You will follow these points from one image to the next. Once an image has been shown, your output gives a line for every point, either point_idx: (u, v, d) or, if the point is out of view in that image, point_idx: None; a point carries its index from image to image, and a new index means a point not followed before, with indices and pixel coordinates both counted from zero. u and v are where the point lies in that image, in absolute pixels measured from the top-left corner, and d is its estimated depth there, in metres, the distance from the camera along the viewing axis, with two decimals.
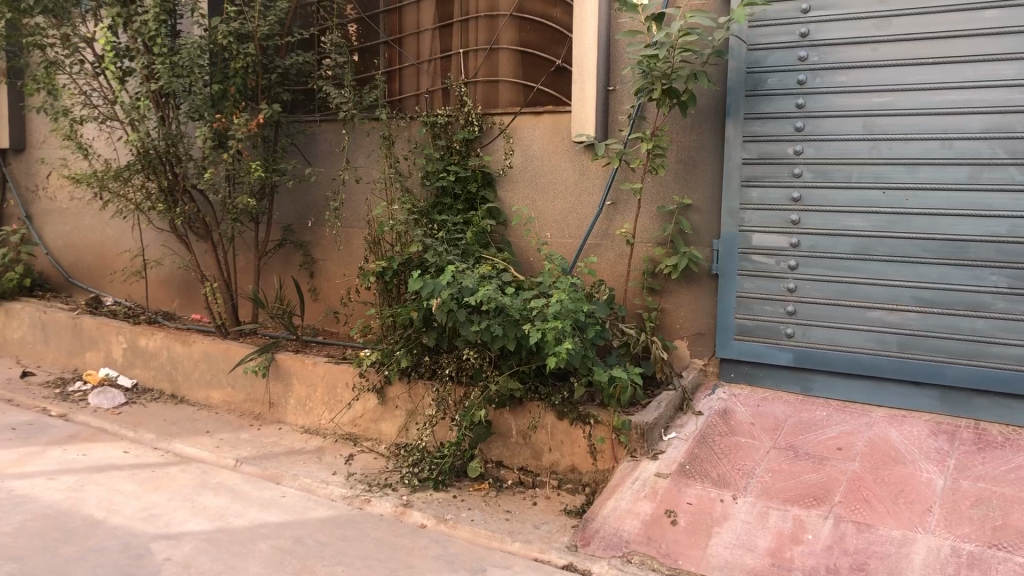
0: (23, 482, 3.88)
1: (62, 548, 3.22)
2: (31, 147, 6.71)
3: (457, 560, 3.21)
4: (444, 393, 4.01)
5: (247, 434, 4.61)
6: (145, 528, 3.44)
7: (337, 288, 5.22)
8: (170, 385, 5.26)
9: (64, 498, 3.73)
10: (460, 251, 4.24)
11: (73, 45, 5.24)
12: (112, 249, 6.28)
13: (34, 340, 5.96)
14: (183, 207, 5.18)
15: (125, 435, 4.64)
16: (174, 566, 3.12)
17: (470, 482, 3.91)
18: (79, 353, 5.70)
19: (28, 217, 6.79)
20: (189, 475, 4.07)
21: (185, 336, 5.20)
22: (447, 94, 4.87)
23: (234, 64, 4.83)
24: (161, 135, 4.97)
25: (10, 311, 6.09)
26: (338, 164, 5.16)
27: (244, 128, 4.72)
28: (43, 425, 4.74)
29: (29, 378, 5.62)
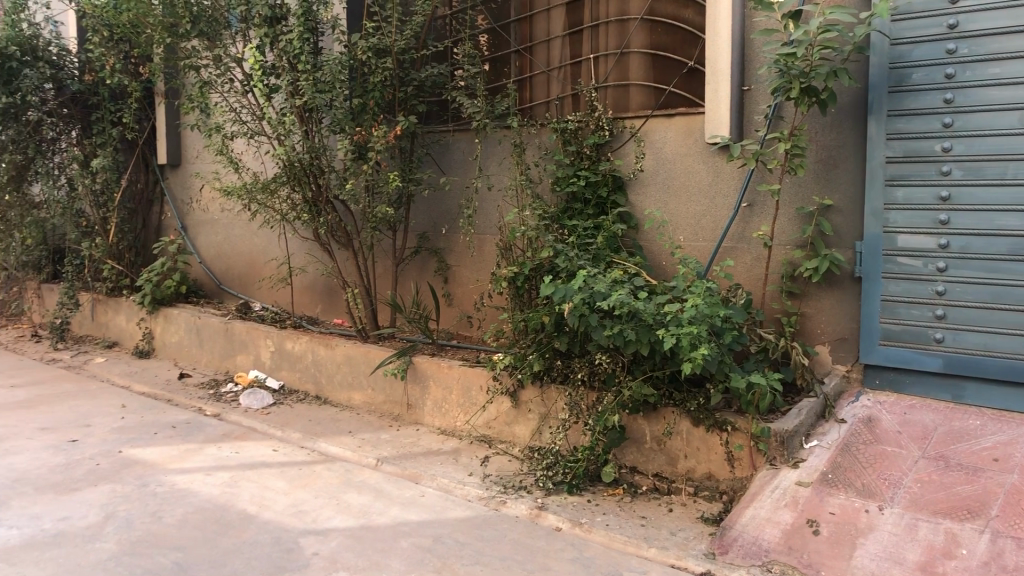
0: (184, 477, 4.15)
1: (221, 540, 3.43)
2: (186, 162, 7.16)
3: (594, 564, 3.23)
4: (577, 398, 4.02)
5: (386, 434, 4.76)
6: (295, 524, 3.61)
7: (470, 294, 5.32)
8: (314, 387, 5.49)
9: (220, 492, 3.96)
10: (591, 255, 4.26)
11: (224, 64, 5.58)
12: (260, 257, 6.60)
13: (190, 344, 6.35)
14: (326, 217, 5.41)
15: (274, 434, 4.87)
16: (322, 560, 3.27)
17: (605, 487, 3.92)
18: (230, 356, 6.03)
19: (184, 228, 7.23)
20: (333, 474, 4.25)
21: (328, 339, 5.43)
22: (578, 100, 4.89)
23: (372, 78, 5.01)
24: (306, 148, 5.21)
25: (168, 317, 6.49)
26: (471, 172, 5.26)
27: (383, 139, 4.89)
28: (200, 424, 5.04)
29: (186, 379, 5.99)
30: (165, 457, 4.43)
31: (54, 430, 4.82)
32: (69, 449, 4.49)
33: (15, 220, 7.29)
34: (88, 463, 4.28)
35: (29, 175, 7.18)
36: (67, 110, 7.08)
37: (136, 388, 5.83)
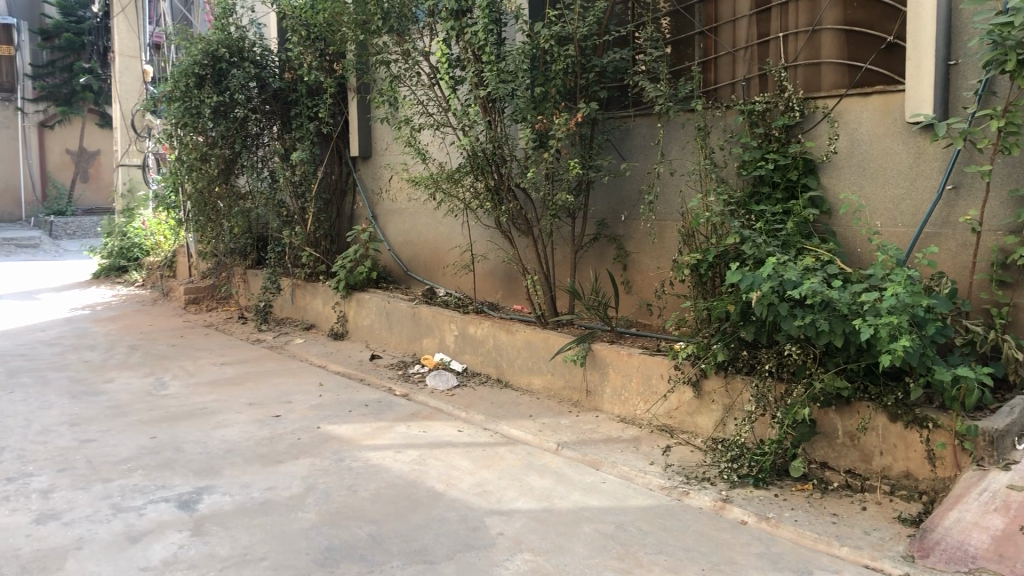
0: (376, 453, 4.36)
1: (412, 515, 3.58)
2: (375, 154, 7.44)
3: (782, 560, 3.13)
4: (764, 389, 3.90)
5: (567, 420, 4.81)
6: (480, 503, 3.71)
7: (650, 280, 5.26)
8: (495, 371, 5.61)
9: (410, 469, 4.13)
10: (780, 242, 4.12)
11: (412, 59, 5.74)
12: (444, 245, 6.79)
13: (380, 327, 6.65)
14: (508, 205, 5.49)
15: (458, 415, 5.03)
16: (507, 540, 3.34)
17: (793, 482, 3.79)
18: (417, 340, 6.27)
19: (373, 218, 7.50)
20: (516, 456, 4.33)
21: (509, 325, 5.53)
22: (766, 81, 4.72)
23: (554, 67, 5.02)
24: (489, 138, 5.31)
25: (360, 301, 6.83)
26: (653, 157, 5.19)
27: (564, 127, 4.91)
28: (389, 403, 5.27)
29: (377, 361, 6.28)
30: (359, 434, 4.66)
31: (260, 405, 5.18)
32: (274, 424, 4.82)
33: (224, 210, 7.88)
34: (290, 437, 4.58)
35: (236, 169, 7.73)
36: (269, 107, 7.62)
37: (331, 367, 6.18)
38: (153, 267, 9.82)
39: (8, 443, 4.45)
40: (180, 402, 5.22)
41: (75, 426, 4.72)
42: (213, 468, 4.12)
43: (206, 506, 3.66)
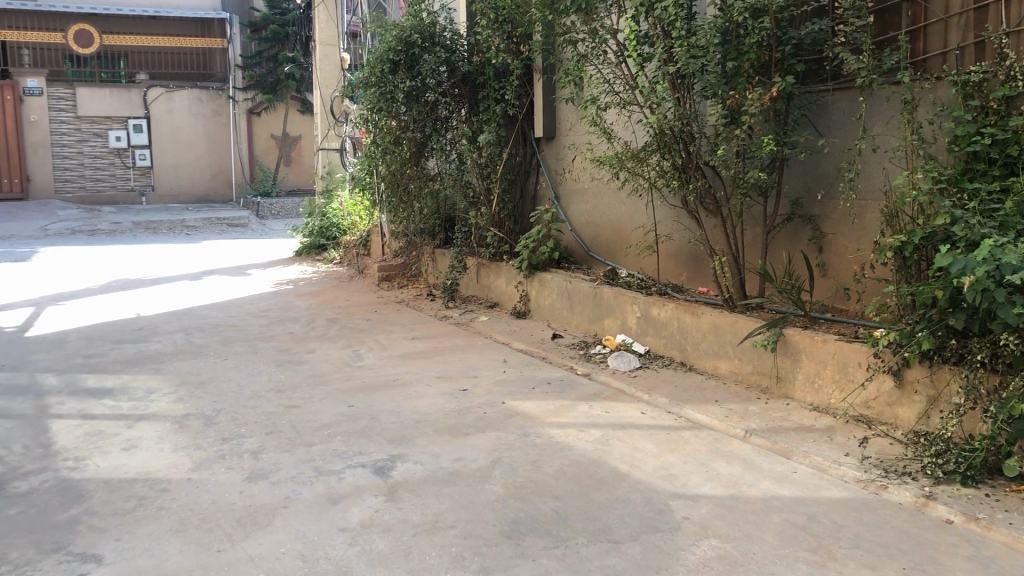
0: (560, 431, 4.40)
1: (596, 494, 3.59)
2: (560, 134, 7.44)
3: (995, 565, 2.91)
4: (975, 381, 3.62)
5: (755, 406, 4.66)
6: (666, 487, 3.67)
7: (848, 264, 5.01)
8: (680, 354, 5.52)
9: (594, 449, 4.14)
10: (997, 223, 3.80)
11: (600, 37, 5.69)
12: (628, 225, 6.73)
13: (562, 306, 6.68)
14: (696, 183, 5.35)
15: (642, 397, 4.99)
16: (693, 525, 3.29)
17: (1007, 482, 3.51)
18: (599, 320, 6.26)
19: (557, 198, 7.53)
20: (702, 441, 4.25)
21: (695, 307, 5.42)
22: (982, 48, 4.36)
23: (748, 40, 4.80)
24: (677, 115, 5.20)
25: (543, 280, 6.89)
26: (854, 132, 4.93)
27: (757, 103, 4.73)
28: (573, 383, 5.31)
29: (559, 340, 6.32)
30: (543, 411, 4.72)
31: (448, 380, 5.35)
32: (462, 397, 4.96)
33: (415, 191, 8.11)
34: (477, 412, 4.70)
35: (426, 151, 7.97)
36: (458, 91, 7.82)
37: (515, 345, 6.28)
38: (349, 246, 10.30)
39: (223, 406, 4.82)
40: (374, 373, 5.48)
41: (281, 393, 5.06)
42: (405, 437, 4.29)
43: (400, 473, 3.83)
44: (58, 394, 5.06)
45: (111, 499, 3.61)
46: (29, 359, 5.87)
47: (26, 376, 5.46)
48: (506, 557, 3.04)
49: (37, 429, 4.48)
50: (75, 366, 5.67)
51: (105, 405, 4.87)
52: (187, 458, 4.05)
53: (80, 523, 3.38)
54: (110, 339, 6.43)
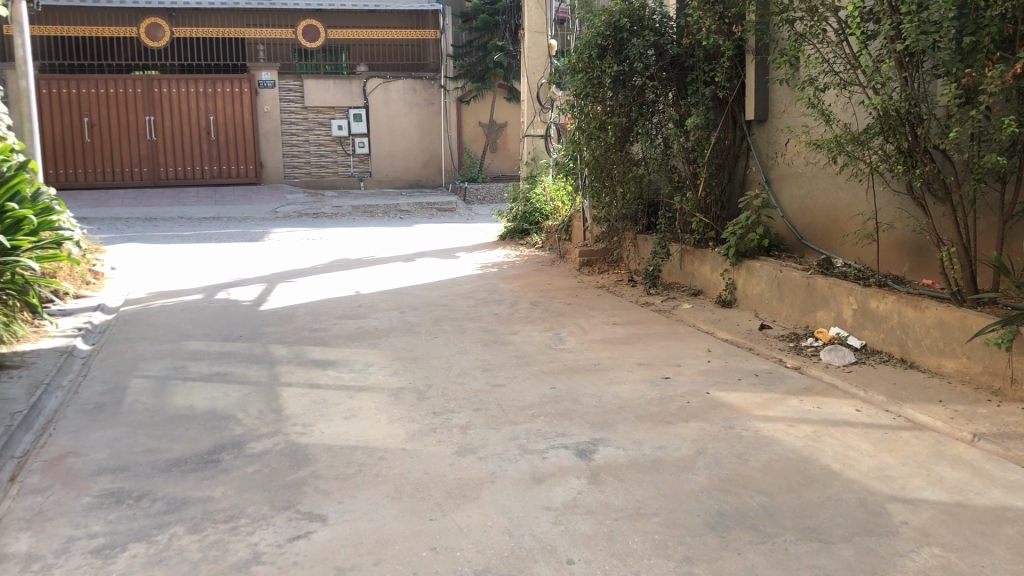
0: (768, 424, 4.27)
1: (806, 491, 3.46)
2: (772, 117, 7.15)
3: None
4: None
5: (985, 409, 4.33)
6: (882, 488, 3.48)
7: None
8: (899, 350, 5.21)
9: (804, 445, 3.99)
10: None
11: (819, 14, 5.42)
12: (845, 212, 6.40)
13: (771, 296, 6.47)
14: (923, 168, 5.01)
15: (856, 394, 4.75)
16: (913, 531, 3.10)
17: None
18: (811, 312, 6.01)
19: (767, 182, 7.24)
20: (923, 443, 4.00)
21: (918, 300, 5.09)
22: None
23: (989, 12, 4.40)
24: (904, 96, 4.88)
25: (751, 268, 6.70)
26: None
27: (998, 81, 4.34)
28: (781, 375, 5.14)
29: (767, 331, 6.13)
30: (750, 403, 4.60)
31: (651, 366, 5.32)
32: (664, 385, 4.92)
33: (618, 176, 8.07)
34: (681, 400, 4.65)
35: (631, 136, 7.91)
36: (666, 75, 7.62)
37: (720, 335, 6.14)
38: (552, 231, 10.44)
39: (434, 381, 5.05)
40: (577, 357, 5.54)
41: (487, 371, 5.23)
42: (607, 421, 4.32)
43: (603, 457, 3.86)
44: (287, 364, 5.49)
45: (333, 463, 3.88)
46: (262, 331, 6.39)
47: (260, 346, 5.94)
48: (710, 549, 3.00)
49: (269, 395, 4.87)
50: (301, 339, 6.12)
51: (328, 375, 5.23)
52: (401, 429, 4.27)
53: (307, 484, 3.65)
54: (332, 314, 6.88)
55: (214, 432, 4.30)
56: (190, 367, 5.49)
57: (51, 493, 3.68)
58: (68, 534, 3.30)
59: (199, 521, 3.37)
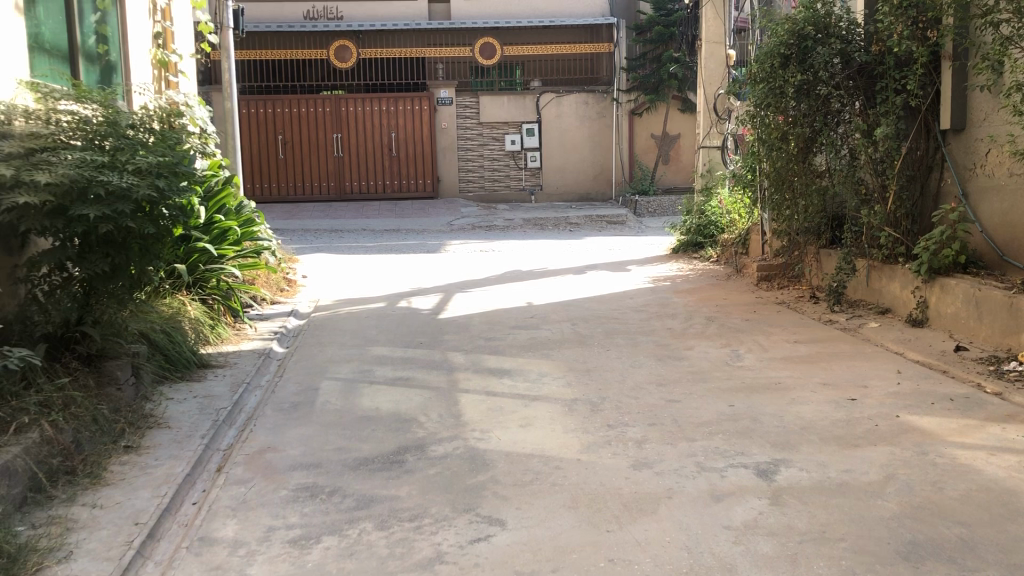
0: (966, 452, 4.01)
1: (1011, 525, 3.23)
2: (971, 126, 6.71)
3: None
4: None
5: None
6: None
7: None
8: None
9: (1007, 476, 3.72)
10: None
11: None
12: None
13: (967, 316, 6.07)
14: None
15: None
16: None
17: None
18: (1014, 334, 5.60)
19: (964, 195, 6.76)
20: None
21: None
22: None
23: None
24: None
25: (945, 286, 6.32)
26: None
27: None
28: (980, 401, 4.81)
29: (963, 353, 5.76)
30: (946, 429, 4.33)
31: (835, 387, 5.11)
32: (850, 407, 4.72)
33: (800, 188, 7.82)
34: (868, 423, 4.44)
35: (815, 146, 7.66)
36: (853, 83, 7.33)
37: (910, 356, 5.82)
38: (727, 244, 10.22)
39: (609, 394, 5.06)
40: (756, 375, 5.40)
41: (663, 386, 5.19)
42: (789, 442, 4.19)
43: (785, 478, 3.75)
44: (465, 371, 5.65)
45: (511, 470, 3.96)
46: (441, 338, 6.60)
47: (439, 353, 6.15)
48: None
49: (449, 401, 5.03)
50: (478, 347, 6.29)
51: (504, 384, 5.34)
52: (577, 440, 4.30)
53: (487, 489, 3.75)
54: (507, 324, 7.02)
55: (398, 434, 4.49)
56: (375, 371, 5.76)
57: (254, 485, 3.96)
58: (269, 524, 3.55)
59: (387, 518, 3.53)
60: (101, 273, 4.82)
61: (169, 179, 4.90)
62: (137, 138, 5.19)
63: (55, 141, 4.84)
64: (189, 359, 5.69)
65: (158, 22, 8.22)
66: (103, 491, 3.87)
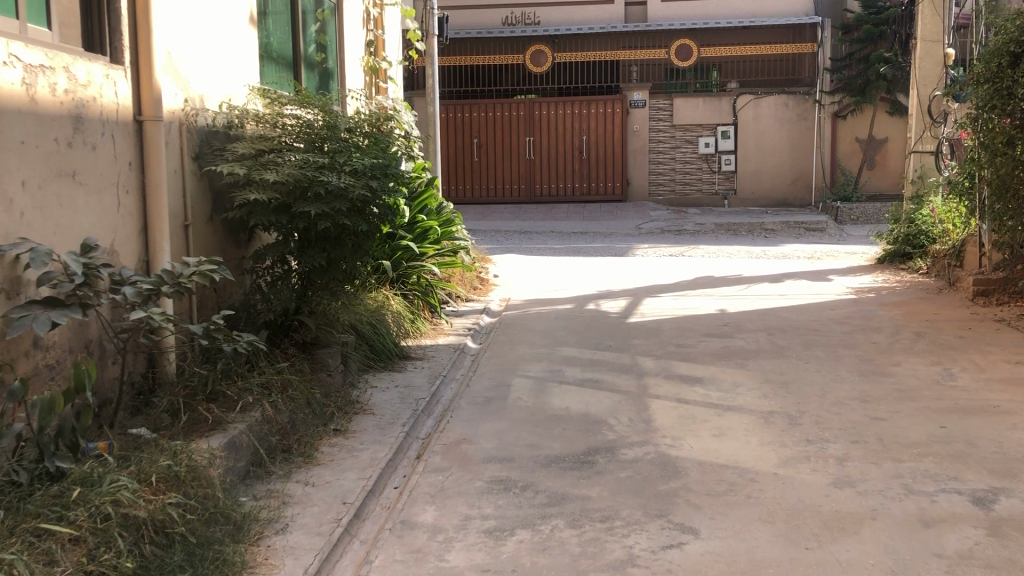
0: None
1: None
2: None
3: None
4: None
5: None
6: None
7: None
8: None
9: None
10: None
11: None
12: None
13: None
14: None
15: None
16: None
17: None
18: None
19: None
20: None
21: None
22: None
23: None
24: None
25: None
26: None
27: None
28: None
29: None
30: None
31: None
32: None
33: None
34: None
35: None
36: None
37: None
38: (939, 255, 9.58)
39: (808, 408, 4.87)
40: (971, 396, 5.04)
41: (866, 403, 4.94)
42: (1010, 470, 3.88)
43: (1004, 508, 3.48)
44: (656, 377, 5.62)
45: (704, 479, 3.91)
46: (631, 343, 6.59)
47: (629, 357, 6.14)
48: None
49: (640, 406, 5.02)
50: (669, 353, 6.23)
51: (697, 391, 5.27)
52: (773, 454, 4.18)
53: (679, 497, 3.72)
54: (699, 331, 6.91)
55: (589, 435, 4.53)
56: (565, 371, 5.83)
57: (450, 474, 4.12)
58: (465, 513, 3.68)
59: (578, 517, 3.57)
60: (318, 266, 5.18)
61: (381, 180, 5.17)
62: (354, 140, 5.45)
63: (280, 143, 5.26)
64: (391, 351, 5.99)
65: (371, 31, 8.69)
66: (315, 470, 4.15)
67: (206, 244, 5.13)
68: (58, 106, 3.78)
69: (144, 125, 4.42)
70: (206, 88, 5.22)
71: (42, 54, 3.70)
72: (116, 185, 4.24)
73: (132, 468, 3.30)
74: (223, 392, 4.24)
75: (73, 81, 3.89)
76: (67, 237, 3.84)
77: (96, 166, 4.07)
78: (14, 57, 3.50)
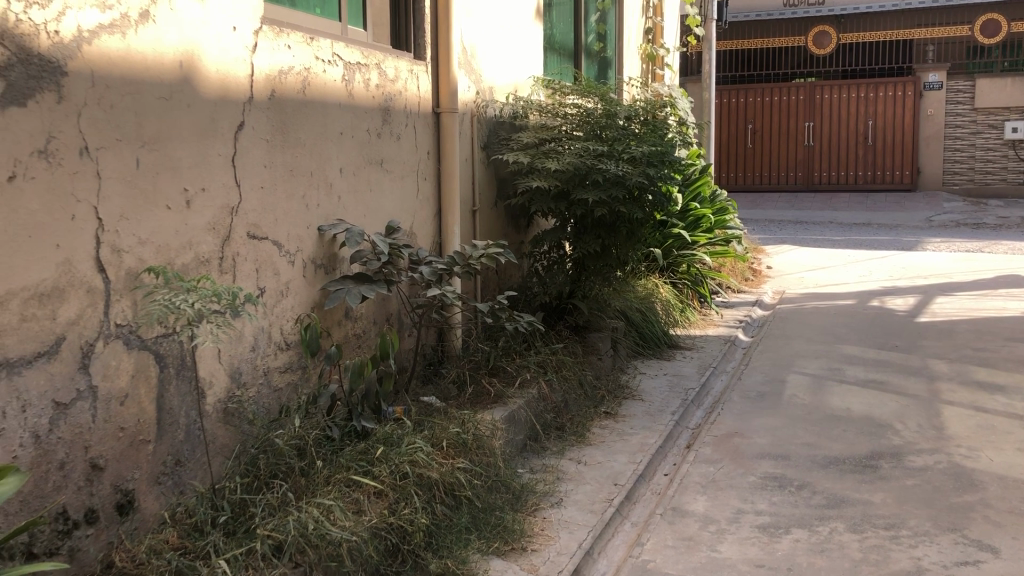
0: None
1: None
2: None
3: None
4: None
5: None
6: None
7: None
8: None
9: None
10: None
11: None
12: None
13: None
14: None
15: None
16: None
17: None
18: None
19: None
20: None
21: None
22: None
23: None
24: None
25: None
26: None
27: None
28: None
29: None
30: None
31: None
32: None
33: None
34: None
35: None
36: None
37: None
38: None
39: None
40: None
41: None
42: None
43: None
44: (949, 382, 5.20)
45: (1006, 496, 3.58)
46: (920, 344, 6.14)
47: (918, 359, 5.73)
48: None
49: (931, 411, 4.68)
50: (964, 357, 5.74)
51: (998, 400, 4.82)
52: None
53: (975, 512, 3.44)
54: (1001, 335, 6.29)
55: (872, 439, 4.30)
56: (845, 370, 5.55)
57: (722, 466, 4.08)
58: (738, 506, 3.64)
59: (860, 522, 3.41)
60: (593, 252, 5.32)
61: (658, 168, 5.21)
62: (630, 128, 5.52)
63: (561, 132, 5.43)
64: (660, 338, 6.01)
65: (649, 18, 8.74)
66: (586, 449, 4.27)
67: (491, 228, 5.42)
68: (370, 100, 4.16)
69: (441, 117, 4.74)
70: (495, 80, 5.50)
71: (360, 53, 4.08)
72: (415, 172, 4.59)
73: (426, 432, 3.58)
74: (504, 367, 4.49)
75: (383, 77, 4.25)
76: (374, 219, 4.22)
77: (400, 155, 4.43)
78: (337, 56, 3.89)
